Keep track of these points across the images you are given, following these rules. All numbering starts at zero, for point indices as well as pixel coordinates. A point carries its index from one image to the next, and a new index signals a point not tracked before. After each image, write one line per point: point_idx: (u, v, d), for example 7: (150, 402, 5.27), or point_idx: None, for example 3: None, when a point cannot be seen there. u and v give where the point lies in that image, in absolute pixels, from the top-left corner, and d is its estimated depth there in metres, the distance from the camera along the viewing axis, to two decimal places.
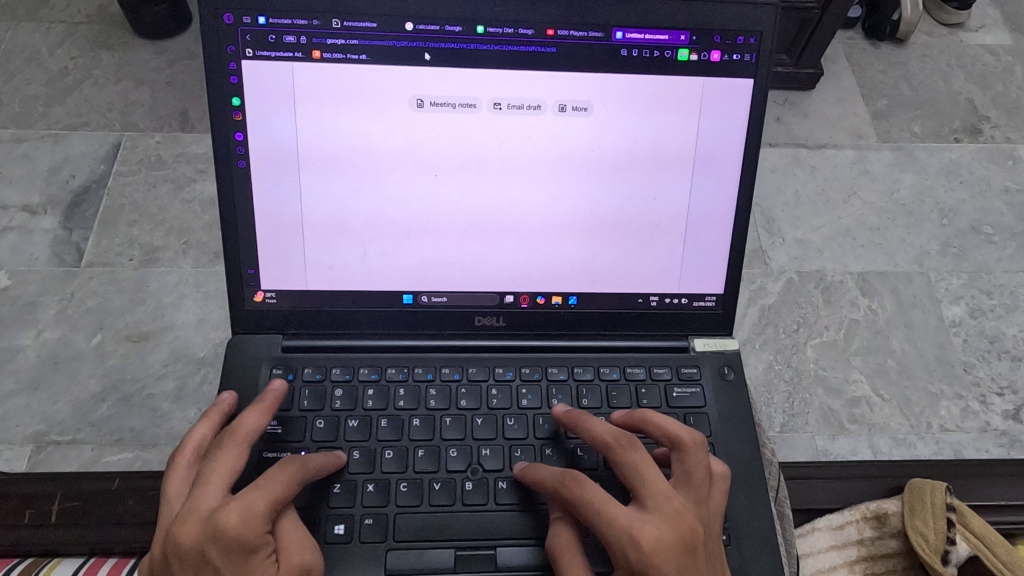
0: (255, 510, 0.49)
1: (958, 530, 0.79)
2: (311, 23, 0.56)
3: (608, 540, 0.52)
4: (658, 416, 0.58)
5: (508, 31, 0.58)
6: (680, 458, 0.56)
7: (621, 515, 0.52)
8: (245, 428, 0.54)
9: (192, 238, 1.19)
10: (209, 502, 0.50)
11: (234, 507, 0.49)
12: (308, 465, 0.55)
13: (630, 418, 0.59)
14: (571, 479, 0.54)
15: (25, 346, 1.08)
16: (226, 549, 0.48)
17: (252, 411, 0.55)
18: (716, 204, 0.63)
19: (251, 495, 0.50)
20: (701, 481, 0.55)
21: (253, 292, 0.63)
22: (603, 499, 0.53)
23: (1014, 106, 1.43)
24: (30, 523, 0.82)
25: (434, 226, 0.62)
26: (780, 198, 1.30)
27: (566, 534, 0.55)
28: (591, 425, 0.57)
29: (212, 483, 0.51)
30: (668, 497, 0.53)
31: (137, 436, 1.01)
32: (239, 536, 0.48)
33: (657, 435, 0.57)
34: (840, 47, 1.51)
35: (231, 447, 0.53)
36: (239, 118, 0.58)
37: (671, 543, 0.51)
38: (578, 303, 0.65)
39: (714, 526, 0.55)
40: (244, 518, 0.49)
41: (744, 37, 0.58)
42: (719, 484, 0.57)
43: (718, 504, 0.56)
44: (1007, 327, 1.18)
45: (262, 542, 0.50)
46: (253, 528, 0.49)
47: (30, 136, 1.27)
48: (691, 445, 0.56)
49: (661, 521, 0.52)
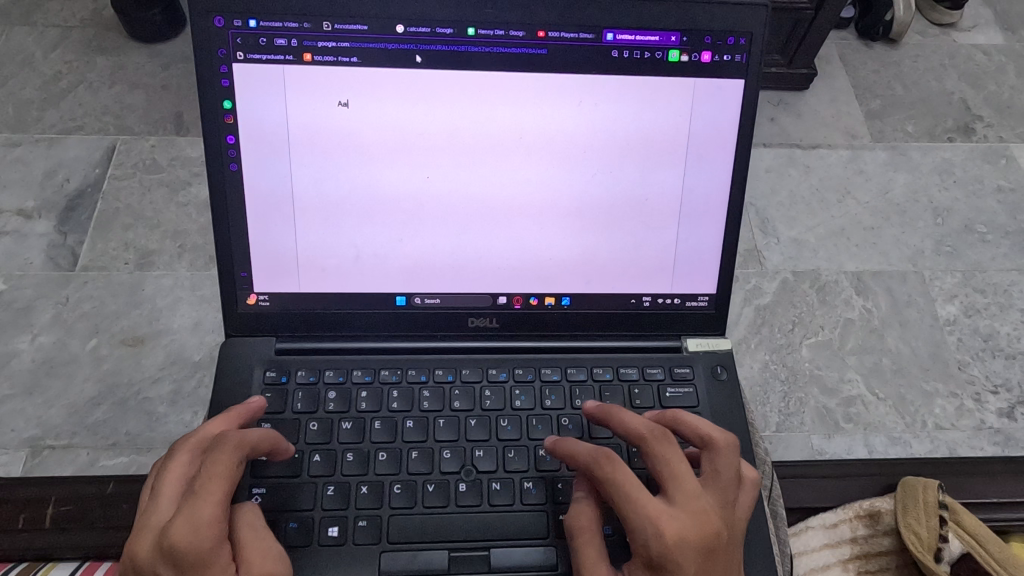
0: (200, 517, 0.49)
1: (950, 528, 0.80)
2: (302, 26, 0.56)
3: (631, 527, 0.52)
4: (691, 416, 0.58)
5: (498, 32, 0.58)
6: (711, 458, 0.56)
7: (648, 505, 0.52)
8: (195, 434, 0.55)
9: (187, 241, 1.19)
10: (160, 516, 0.51)
11: (178, 518, 0.49)
12: (245, 441, 0.53)
13: (660, 417, 0.59)
14: (604, 459, 0.54)
15: (19, 350, 1.08)
16: (175, 560, 0.48)
17: (212, 419, 0.56)
18: (708, 205, 0.63)
19: (195, 500, 0.50)
20: (728, 483, 0.55)
21: (246, 294, 0.63)
22: (635, 486, 0.53)
23: (1007, 106, 1.43)
24: (24, 528, 0.83)
25: (426, 228, 0.63)
26: (774, 198, 1.30)
27: (587, 516, 0.55)
28: (626, 415, 0.57)
29: (163, 495, 0.52)
30: (697, 496, 0.53)
31: (132, 440, 1.01)
32: (187, 545, 0.48)
33: (689, 434, 0.57)
34: (833, 47, 1.51)
35: (184, 454, 0.54)
36: (231, 121, 0.58)
37: (695, 541, 0.51)
38: (570, 304, 0.66)
39: (735, 530, 0.55)
40: (190, 526, 0.49)
41: (734, 37, 0.59)
42: (745, 491, 0.57)
43: (742, 510, 0.56)
44: (1001, 325, 1.18)
45: (214, 552, 0.49)
46: (201, 534, 0.49)
47: (24, 140, 1.27)
48: (725, 446, 0.56)
49: (685, 517, 0.52)
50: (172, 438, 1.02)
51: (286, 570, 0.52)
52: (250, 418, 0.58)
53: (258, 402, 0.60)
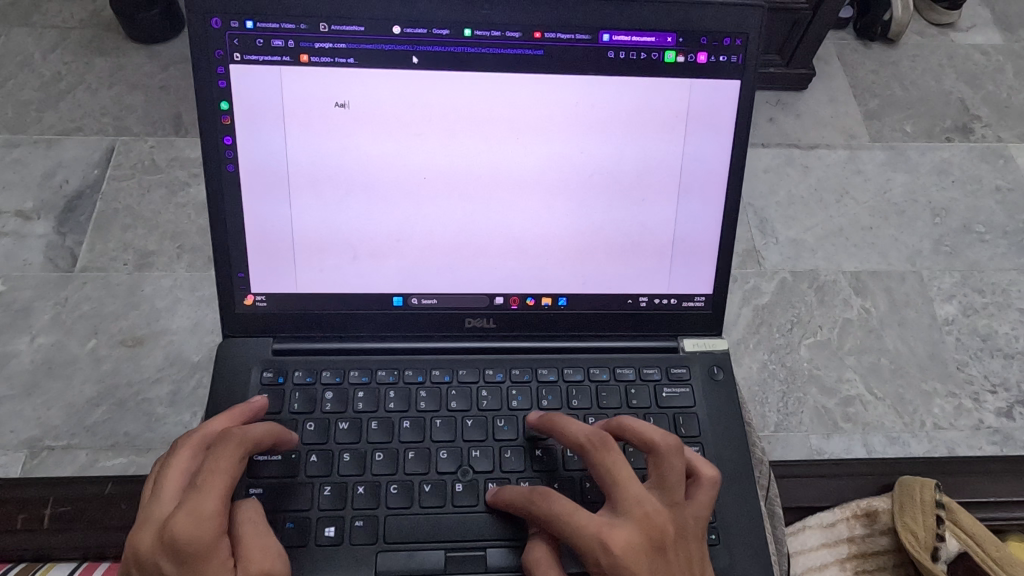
0: (202, 512, 0.50)
1: (947, 527, 0.81)
2: (298, 27, 0.57)
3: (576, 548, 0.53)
4: (633, 421, 0.57)
5: (494, 33, 0.58)
6: (655, 461, 0.56)
7: (588, 523, 0.53)
8: (197, 429, 0.55)
9: (186, 242, 1.19)
10: (163, 509, 0.52)
11: (180, 512, 0.50)
12: (248, 438, 0.54)
13: (607, 426, 0.59)
14: (536, 494, 0.55)
15: (18, 352, 1.08)
16: (177, 554, 0.49)
17: (215, 415, 0.57)
18: (705, 205, 0.63)
19: (197, 495, 0.50)
20: (673, 483, 0.55)
21: (243, 295, 0.63)
22: (572, 509, 0.53)
23: (1005, 106, 1.43)
24: (21, 529, 0.84)
25: (424, 228, 0.63)
26: (772, 198, 1.30)
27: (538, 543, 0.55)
28: (564, 430, 0.57)
29: (166, 489, 0.52)
30: (638, 501, 0.54)
31: (131, 441, 1.02)
32: (189, 539, 0.49)
33: (633, 440, 0.57)
34: (831, 47, 1.51)
35: (186, 450, 0.54)
36: (228, 122, 0.58)
37: (639, 546, 0.52)
38: (567, 304, 0.66)
39: (691, 526, 0.55)
40: (192, 520, 0.49)
41: (731, 37, 0.59)
42: (703, 487, 0.57)
43: (700, 506, 0.56)
44: (999, 325, 1.18)
45: (215, 547, 0.50)
46: (202, 529, 0.49)
47: (23, 142, 1.27)
48: (666, 448, 0.56)
49: (628, 524, 0.53)
50: (171, 439, 1.02)
51: (286, 566, 0.53)
52: (251, 416, 0.59)
53: (262, 400, 0.60)
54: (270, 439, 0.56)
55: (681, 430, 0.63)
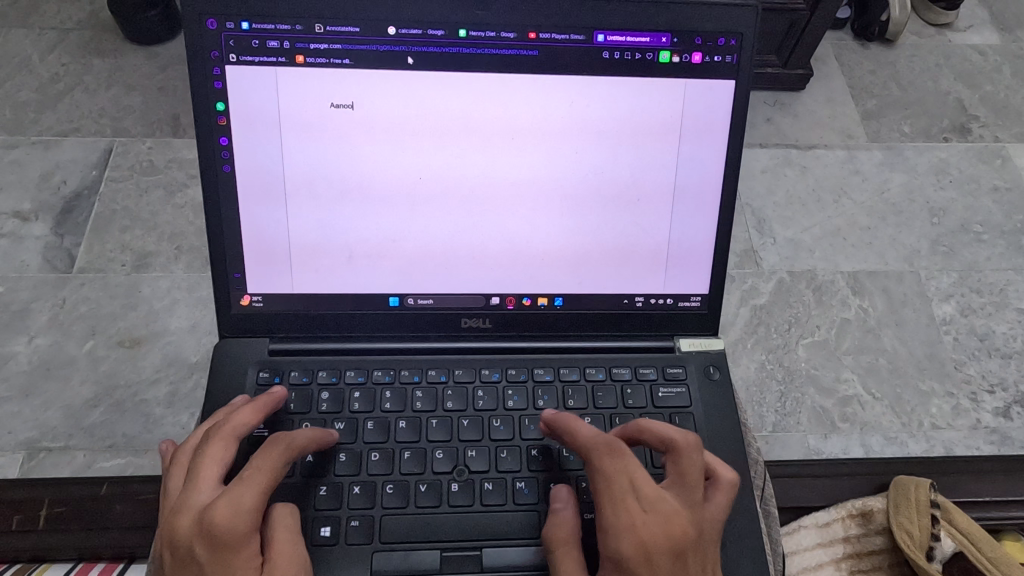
0: (243, 506, 0.50)
1: (943, 527, 0.81)
2: (294, 28, 0.57)
3: (606, 529, 0.53)
4: (654, 423, 0.57)
5: (489, 34, 0.58)
6: (676, 462, 0.55)
7: (628, 500, 0.53)
8: (232, 421, 0.55)
9: (184, 243, 1.19)
10: (201, 497, 0.52)
11: (221, 502, 0.50)
12: (293, 444, 0.55)
13: (627, 429, 0.58)
14: (606, 449, 0.55)
15: (16, 353, 1.08)
16: (213, 543, 0.50)
17: (244, 408, 0.56)
18: (700, 206, 0.63)
19: (238, 488, 0.51)
20: (695, 484, 0.55)
21: (239, 296, 0.63)
22: (621, 482, 0.54)
23: (1002, 106, 1.43)
24: (16, 530, 0.85)
25: (420, 226, 0.63)
26: (770, 198, 1.30)
27: (563, 525, 0.56)
28: (580, 430, 0.57)
29: (204, 478, 0.53)
30: (663, 499, 0.53)
31: (129, 442, 1.02)
32: (228, 531, 0.50)
33: (651, 441, 0.56)
34: (829, 47, 1.51)
35: (221, 441, 0.54)
36: (224, 123, 0.58)
37: (661, 545, 0.52)
38: (563, 304, 0.66)
39: (709, 530, 0.55)
40: (233, 513, 0.50)
41: (725, 38, 0.59)
42: (721, 491, 0.57)
43: (717, 509, 0.56)
44: (997, 325, 1.18)
45: (249, 540, 0.51)
46: (241, 523, 0.50)
47: (20, 143, 1.27)
48: (689, 447, 0.55)
49: (653, 519, 0.53)
50: (168, 440, 1.02)
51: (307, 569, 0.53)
52: (272, 411, 0.59)
53: (280, 393, 0.60)
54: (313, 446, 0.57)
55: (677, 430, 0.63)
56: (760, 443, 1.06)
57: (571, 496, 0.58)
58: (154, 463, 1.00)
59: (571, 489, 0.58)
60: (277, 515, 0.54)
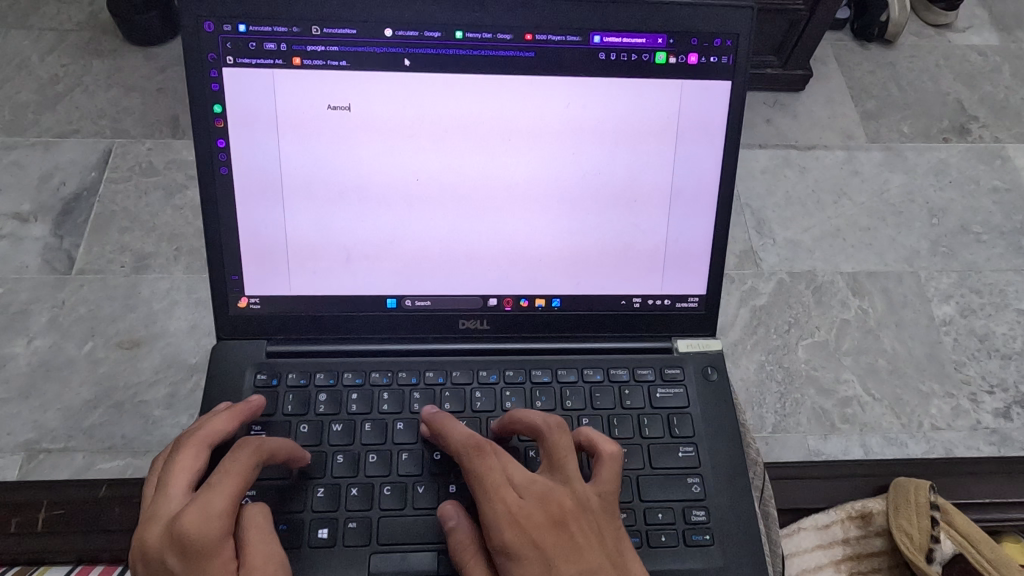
0: (211, 509, 0.50)
1: (943, 529, 0.81)
2: (291, 31, 0.57)
3: (487, 526, 0.52)
4: (521, 411, 0.58)
5: (486, 36, 0.58)
6: (544, 446, 0.56)
7: (503, 491, 0.53)
8: (201, 429, 0.55)
9: (184, 244, 1.19)
10: (172, 506, 0.51)
11: (190, 508, 0.50)
12: (264, 446, 0.54)
13: (499, 421, 0.59)
14: (474, 449, 0.54)
15: (15, 354, 1.08)
16: (183, 550, 0.49)
17: (218, 414, 0.57)
18: (697, 207, 0.63)
19: (206, 492, 0.50)
20: (568, 461, 0.55)
21: (237, 297, 0.63)
22: (494, 474, 0.53)
23: (1002, 106, 1.43)
24: (14, 531, 0.85)
25: (416, 227, 0.63)
26: (770, 199, 1.30)
27: (465, 534, 0.54)
28: (450, 431, 0.56)
29: (174, 486, 0.52)
30: (534, 481, 0.54)
31: (128, 443, 1.02)
32: (196, 537, 0.49)
33: (523, 430, 0.57)
34: (828, 47, 1.51)
35: (191, 448, 0.54)
36: (222, 125, 0.58)
37: (543, 526, 0.53)
38: (561, 306, 0.66)
39: (597, 501, 0.55)
40: (201, 517, 0.49)
41: (721, 39, 0.59)
42: (605, 465, 0.56)
43: (605, 482, 0.56)
44: (997, 325, 1.18)
45: (220, 545, 0.50)
46: (210, 526, 0.49)
47: (20, 144, 1.27)
48: (553, 427, 0.56)
49: (529, 503, 0.53)
50: (168, 441, 1.02)
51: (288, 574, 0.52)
52: (251, 416, 0.59)
53: (259, 400, 0.60)
54: (286, 450, 0.56)
55: (675, 431, 0.63)
56: (760, 444, 1.06)
57: (460, 508, 0.56)
58: None
59: (457, 501, 0.57)
60: (251, 520, 0.53)
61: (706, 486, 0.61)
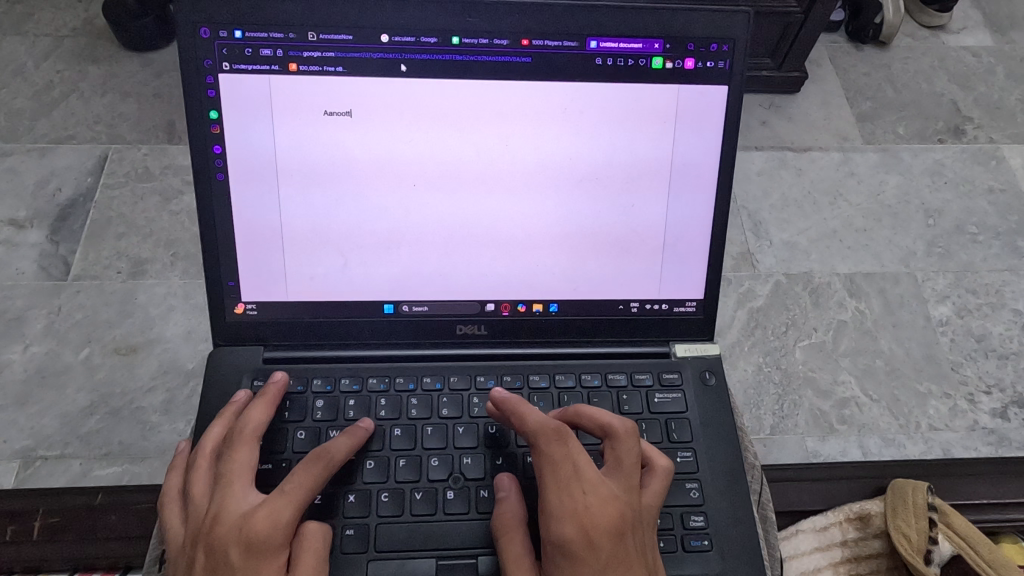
0: (281, 518, 0.52)
1: (940, 530, 0.80)
2: (287, 37, 0.57)
3: (549, 514, 0.53)
4: (593, 409, 0.58)
5: (482, 41, 0.58)
6: (613, 447, 0.56)
7: (572, 485, 0.53)
8: (251, 425, 0.57)
9: (180, 249, 1.19)
10: (237, 504, 0.53)
11: (261, 511, 0.52)
12: (332, 460, 0.56)
13: (564, 414, 0.59)
14: (554, 435, 0.55)
15: (12, 361, 1.07)
16: (248, 549, 0.51)
17: (256, 405, 0.58)
18: (694, 212, 0.63)
19: (276, 498, 0.53)
20: (632, 468, 0.55)
21: (234, 304, 0.63)
22: (567, 466, 0.54)
23: (996, 107, 1.44)
24: (10, 539, 0.89)
25: (414, 235, 0.63)
26: (766, 201, 1.30)
27: (509, 509, 0.56)
28: (527, 413, 0.56)
29: (236, 486, 0.54)
30: (602, 483, 0.54)
31: (125, 450, 1.01)
32: (263, 540, 0.51)
33: (589, 426, 0.58)
34: (823, 49, 1.51)
35: (245, 446, 0.56)
36: (217, 131, 0.58)
37: (603, 527, 0.52)
38: (558, 311, 0.66)
39: (646, 514, 0.55)
40: (269, 522, 0.52)
41: (716, 43, 0.59)
42: (657, 476, 0.57)
43: (654, 495, 0.57)
44: (993, 325, 1.19)
45: (280, 549, 0.52)
46: (276, 532, 0.52)
47: (15, 150, 1.27)
48: (624, 433, 0.56)
49: (596, 502, 0.53)
50: (166, 447, 1.02)
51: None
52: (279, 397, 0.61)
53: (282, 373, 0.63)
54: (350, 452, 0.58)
55: (673, 436, 0.63)
56: (758, 446, 1.06)
57: (514, 482, 0.58)
58: (151, 471, 1.00)
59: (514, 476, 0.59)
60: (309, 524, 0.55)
61: (705, 491, 0.61)
